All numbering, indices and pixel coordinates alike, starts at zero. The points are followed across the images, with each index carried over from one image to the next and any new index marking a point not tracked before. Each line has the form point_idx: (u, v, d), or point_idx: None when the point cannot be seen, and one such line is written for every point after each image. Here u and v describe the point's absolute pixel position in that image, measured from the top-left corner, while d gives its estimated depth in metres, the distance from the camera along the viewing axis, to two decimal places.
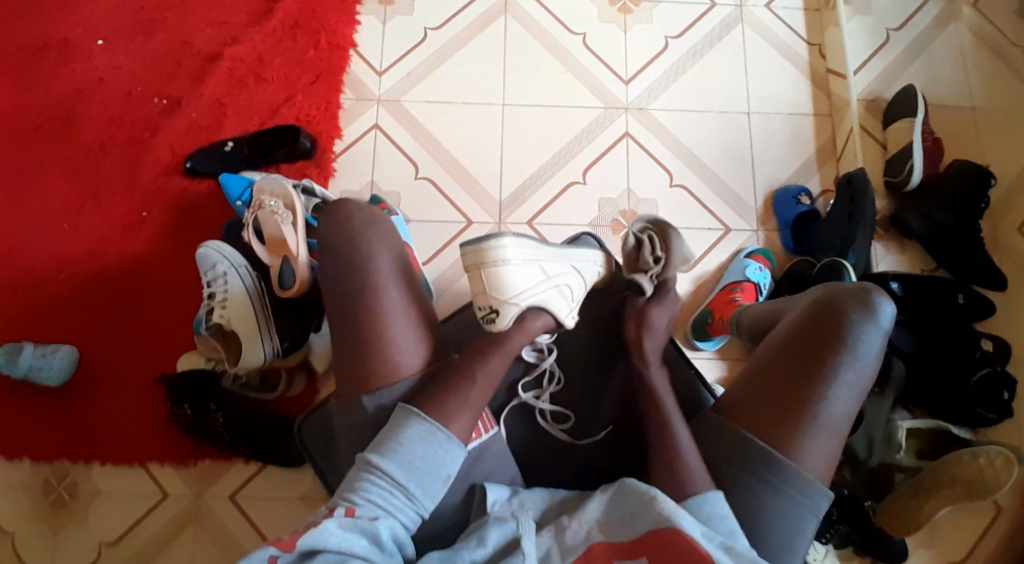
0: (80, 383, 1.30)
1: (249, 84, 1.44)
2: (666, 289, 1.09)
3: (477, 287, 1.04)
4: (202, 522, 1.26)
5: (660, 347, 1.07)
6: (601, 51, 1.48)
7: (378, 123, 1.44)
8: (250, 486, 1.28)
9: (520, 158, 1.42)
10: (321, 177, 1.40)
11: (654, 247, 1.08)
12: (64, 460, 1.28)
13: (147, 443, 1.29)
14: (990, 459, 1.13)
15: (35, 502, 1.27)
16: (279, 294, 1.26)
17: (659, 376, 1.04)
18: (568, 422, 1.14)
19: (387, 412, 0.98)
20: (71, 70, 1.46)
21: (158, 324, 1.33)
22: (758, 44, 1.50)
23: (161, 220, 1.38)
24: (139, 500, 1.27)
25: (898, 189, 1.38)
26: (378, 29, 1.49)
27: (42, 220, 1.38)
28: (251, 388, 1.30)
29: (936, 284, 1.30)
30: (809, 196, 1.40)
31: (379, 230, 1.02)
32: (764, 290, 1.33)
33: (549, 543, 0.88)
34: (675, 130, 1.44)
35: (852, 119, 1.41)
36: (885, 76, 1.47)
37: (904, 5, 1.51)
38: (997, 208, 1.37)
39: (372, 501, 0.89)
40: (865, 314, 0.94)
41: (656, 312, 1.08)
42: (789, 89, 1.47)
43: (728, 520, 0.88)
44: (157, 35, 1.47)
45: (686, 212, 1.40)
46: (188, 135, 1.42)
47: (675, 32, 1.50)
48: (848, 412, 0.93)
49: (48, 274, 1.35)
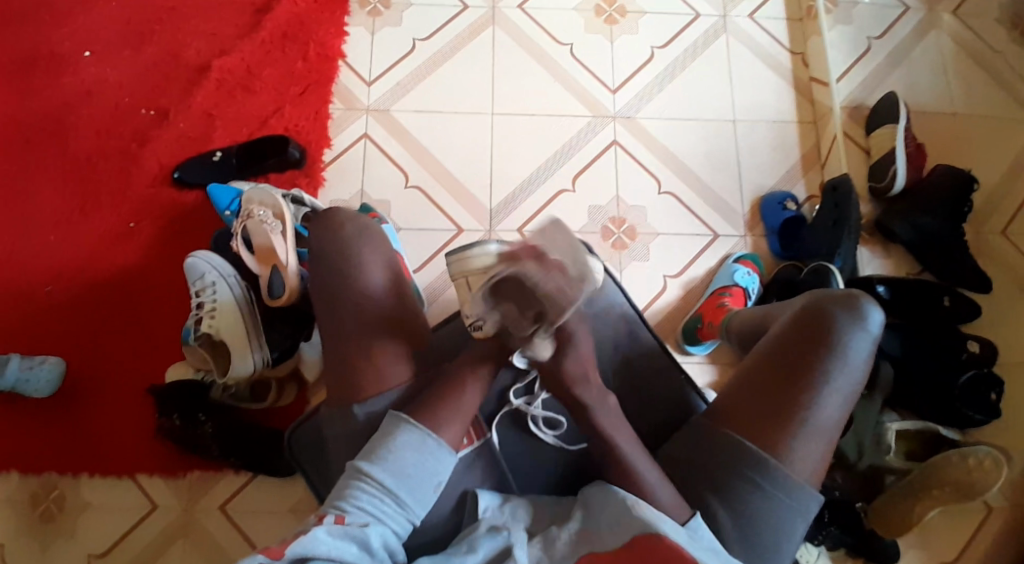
0: (67, 396, 1.29)
1: (239, 95, 1.45)
2: (565, 342, 0.96)
3: (463, 294, 1.04)
4: (191, 535, 1.25)
5: (596, 382, 0.98)
6: (588, 61, 1.50)
7: (367, 133, 1.44)
8: (240, 498, 1.27)
9: (510, 166, 1.43)
10: (311, 187, 1.40)
11: (519, 309, 0.93)
12: (52, 474, 1.26)
13: (136, 455, 1.27)
14: (979, 460, 1.15)
15: (21, 517, 1.25)
16: (268, 303, 1.26)
17: (607, 407, 0.97)
18: (561, 428, 1.13)
19: (378, 419, 0.97)
20: (61, 81, 1.45)
21: (146, 336, 1.32)
22: (743, 53, 1.52)
23: (150, 231, 1.37)
24: (127, 514, 1.25)
25: (882, 195, 1.40)
26: (367, 40, 1.50)
27: (30, 232, 1.37)
28: (241, 398, 1.29)
29: (924, 287, 1.31)
30: (794, 202, 1.41)
31: (371, 238, 1.02)
32: (753, 295, 1.34)
33: (539, 554, 0.87)
34: (662, 138, 1.46)
35: (836, 125, 1.43)
36: (866, 85, 1.50)
37: (884, 15, 1.54)
38: (980, 213, 1.40)
39: (362, 509, 0.89)
40: (853, 320, 0.95)
41: (571, 363, 0.96)
42: (774, 98, 1.49)
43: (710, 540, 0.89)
44: (147, 47, 1.47)
45: (675, 219, 1.41)
46: (177, 146, 1.42)
47: (660, 42, 1.52)
48: (838, 416, 0.94)
49: (36, 287, 1.34)
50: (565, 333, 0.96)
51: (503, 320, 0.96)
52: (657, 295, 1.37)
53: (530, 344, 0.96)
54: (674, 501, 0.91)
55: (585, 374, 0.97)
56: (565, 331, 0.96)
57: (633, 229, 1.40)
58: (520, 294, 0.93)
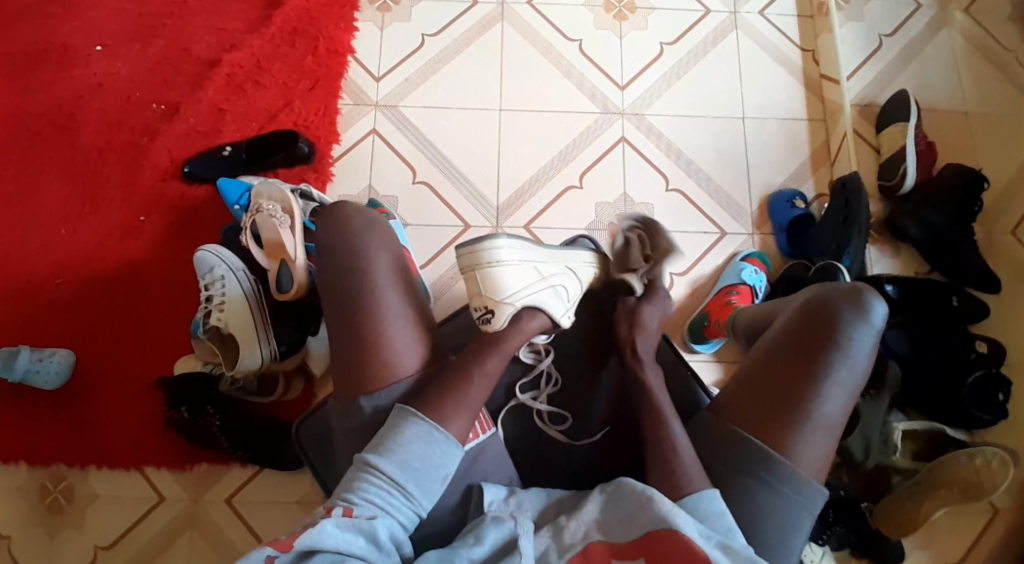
0: (77, 388, 1.30)
1: (248, 89, 1.45)
2: (655, 289, 1.13)
3: (471, 289, 1.05)
4: (198, 526, 1.26)
5: (653, 347, 1.08)
6: (597, 57, 1.50)
7: (376, 128, 1.45)
8: (247, 490, 1.28)
9: (518, 162, 1.43)
10: (319, 181, 1.40)
11: (647, 246, 1.15)
12: (61, 465, 1.28)
13: (144, 447, 1.28)
14: (986, 459, 1.14)
15: (30, 508, 1.26)
16: (279, 298, 1.26)
17: (654, 374, 1.05)
18: (567, 424, 1.13)
19: (384, 413, 0.98)
20: (72, 75, 1.46)
21: (155, 329, 1.33)
22: (753, 50, 1.51)
23: (160, 224, 1.38)
24: (135, 505, 1.27)
25: (892, 193, 1.40)
26: (376, 35, 1.50)
27: (40, 225, 1.38)
28: (248, 392, 1.30)
29: (933, 287, 1.30)
30: (804, 201, 1.41)
31: (377, 232, 1.02)
32: (760, 293, 1.34)
33: (548, 543, 0.88)
34: (670, 134, 1.46)
35: (847, 122, 1.42)
36: (876, 83, 1.49)
37: (895, 12, 1.53)
38: (990, 212, 1.39)
39: (370, 501, 0.90)
40: (857, 313, 0.95)
41: (647, 312, 1.10)
42: (783, 95, 1.49)
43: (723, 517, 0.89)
44: (157, 41, 1.48)
45: (682, 216, 1.41)
46: (186, 140, 1.43)
47: (669, 38, 1.51)
48: (842, 411, 0.94)
49: (46, 280, 1.35)
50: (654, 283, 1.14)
51: (625, 250, 1.16)
52: None
53: (623, 280, 1.16)
54: (695, 465, 0.93)
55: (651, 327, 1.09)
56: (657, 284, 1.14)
57: None
58: (654, 238, 1.15)
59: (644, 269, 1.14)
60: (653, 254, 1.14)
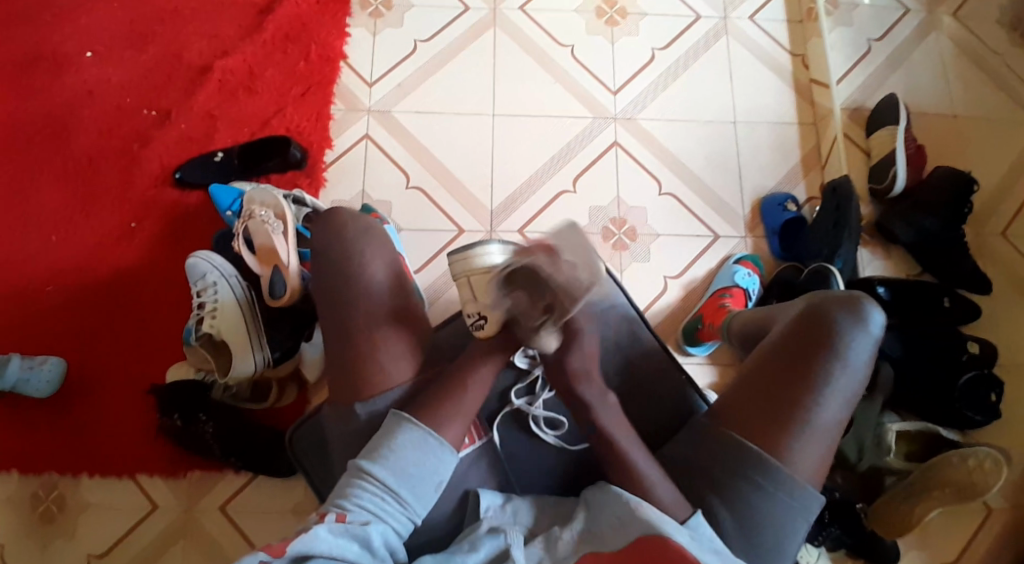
0: (68, 396, 1.29)
1: (241, 96, 1.45)
2: (572, 335, 0.97)
3: (464, 294, 1.04)
4: (192, 535, 1.25)
5: (598, 386, 0.98)
6: (589, 62, 1.50)
7: (369, 133, 1.45)
8: (241, 499, 1.27)
9: (511, 167, 1.43)
10: (312, 187, 1.40)
11: (534, 299, 0.95)
12: (52, 474, 1.26)
13: (136, 455, 1.27)
14: (979, 461, 1.15)
15: (21, 517, 1.25)
16: (269, 303, 1.27)
17: (608, 413, 0.97)
18: (562, 428, 1.13)
19: (379, 419, 0.97)
20: (64, 81, 1.46)
21: (147, 337, 1.32)
22: (744, 55, 1.52)
23: (152, 231, 1.38)
24: (127, 514, 1.25)
25: (882, 196, 1.41)
26: (369, 41, 1.51)
27: (31, 233, 1.37)
28: (241, 399, 1.29)
29: (924, 289, 1.32)
30: (795, 204, 1.42)
31: (374, 238, 1.02)
32: (753, 296, 1.34)
33: (540, 554, 0.88)
34: (662, 139, 1.46)
35: (836, 127, 1.43)
36: (866, 87, 1.50)
37: (884, 17, 1.54)
38: (980, 215, 1.40)
39: (363, 507, 0.89)
40: (854, 321, 0.96)
41: (575, 358, 0.97)
42: (774, 99, 1.49)
43: (712, 540, 0.89)
44: (148, 48, 1.48)
45: (675, 220, 1.42)
46: (178, 147, 1.42)
47: (661, 43, 1.52)
48: (839, 417, 0.94)
49: (37, 287, 1.34)
50: (573, 325, 0.97)
51: (519, 307, 0.96)
52: (657, 296, 1.37)
53: (536, 337, 0.97)
54: (676, 498, 0.92)
55: (590, 368, 0.98)
56: (574, 325, 0.97)
57: (633, 230, 1.40)
58: (536, 285, 0.94)
59: (548, 319, 0.95)
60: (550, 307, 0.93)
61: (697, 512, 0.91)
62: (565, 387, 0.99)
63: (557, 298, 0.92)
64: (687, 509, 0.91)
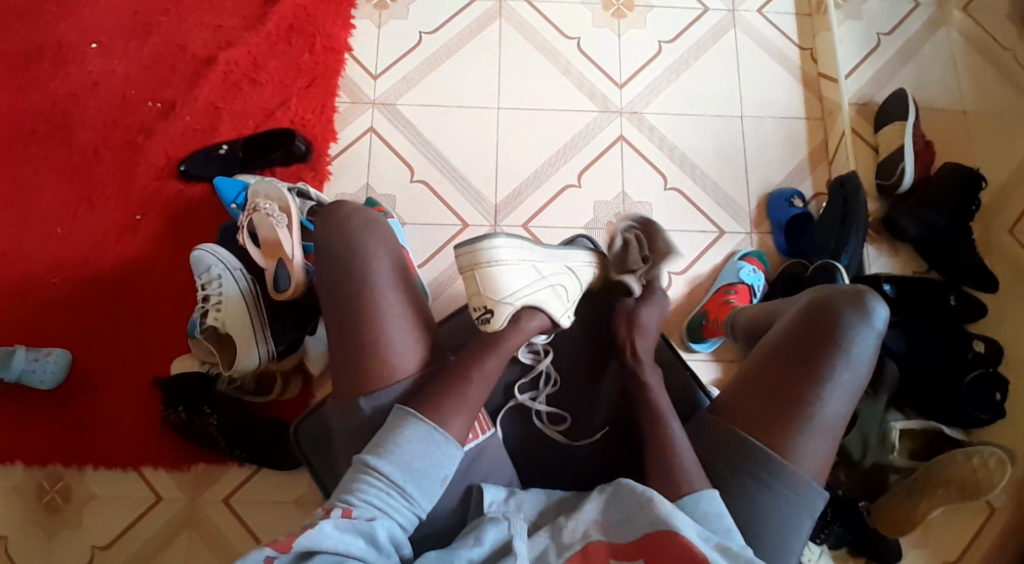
0: (73, 388, 1.30)
1: (245, 87, 1.45)
2: (653, 290, 1.11)
3: (471, 288, 1.05)
4: (197, 526, 1.25)
5: (651, 347, 1.07)
6: (595, 55, 1.49)
7: (373, 126, 1.44)
8: (246, 490, 1.27)
9: (516, 161, 1.42)
10: (316, 180, 1.40)
11: (643, 246, 1.14)
12: (58, 465, 1.27)
13: (142, 447, 1.28)
14: (984, 460, 1.15)
15: (27, 508, 1.26)
16: (275, 297, 1.25)
17: (652, 375, 1.05)
18: (567, 423, 1.14)
19: (384, 413, 0.97)
20: (67, 72, 1.45)
21: (152, 329, 1.33)
22: (751, 48, 1.51)
23: (156, 223, 1.38)
24: (132, 505, 1.26)
25: (891, 191, 1.39)
26: (373, 33, 1.50)
27: (35, 224, 1.37)
28: (246, 392, 1.29)
29: (930, 286, 1.31)
30: (801, 200, 1.41)
31: (377, 231, 1.02)
32: (758, 292, 1.33)
33: (546, 542, 0.88)
34: (668, 134, 1.45)
35: (844, 123, 1.42)
36: (875, 82, 1.49)
37: (894, 11, 1.52)
38: (987, 210, 1.39)
39: (369, 502, 0.89)
40: (859, 316, 0.95)
41: (646, 312, 1.09)
42: (781, 93, 1.48)
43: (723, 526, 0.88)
44: (152, 39, 1.47)
45: (680, 215, 1.41)
46: (183, 138, 1.42)
47: (668, 37, 1.51)
48: (843, 412, 0.94)
49: (42, 279, 1.34)
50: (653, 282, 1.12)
51: (622, 250, 1.15)
52: (662, 291, 1.37)
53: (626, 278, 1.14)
54: (695, 467, 0.92)
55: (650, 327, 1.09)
56: (658, 286, 1.12)
57: None
58: (653, 236, 1.14)
59: (641, 270, 1.13)
60: (649, 255, 1.13)
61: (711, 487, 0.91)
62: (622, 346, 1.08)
63: (660, 252, 1.12)
64: (704, 481, 0.91)
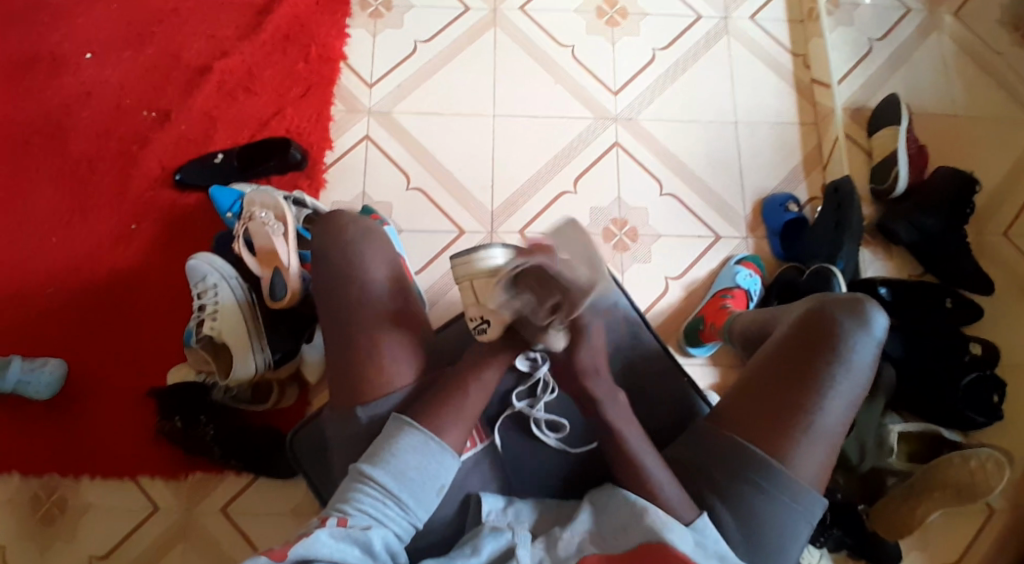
0: (68, 398, 1.29)
1: (239, 97, 1.45)
2: (580, 336, 0.92)
3: (467, 297, 1.01)
4: (193, 537, 1.25)
5: (609, 381, 0.95)
6: (589, 62, 1.50)
7: (369, 135, 1.44)
8: (242, 500, 1.26)
9: (511, 168, 1.43)
10: (312, 189, 1.40)
11: (543, 298, 0.89)
12: (52, 476, 1.26)
13: (137, 457, 1.27)
14: (981, 462, 1.15)
15: (22, 519, 1.25)
16: (271, 306, 1.26)
17: (615, 406, 0.95)
18: (563, 431, 1.14)
19: (380, 422, 0.97)
20: (62, 82, 1.45)
21: (148, 338, 1.32)
22: (745, 55, 1.52)
23: (152, 232, 1.37)
24: (128, 516, 1.25)
25: (883, 196, 1.40)
26: (368, 42, 1.50)
27: (30, 234, 1.37)
28: (241, 401, 1.28)
29: (925, 289, 1.32)
30: (796, 204, 1.41)
31: (374, 240, 1.02)
32: (754, 297, 1.34)
33: (541, 554, 0.88)
34: (663, 140, 1.46)
35: (838, 128, 1.43)
36: (868, 86, 1.50)
37: (885, 17, 1.54)
38: (981, 214, 1.40)
39: (364, 512, 0.89)
40: (857, 324, 0.95)
41: (586, 354, 0.93)
42: (775, 99, 1.49)
43: (718, 543, 0.89)
44: (147, 49, 1.47)
45: (676, 220, 1.41)
46: (178, 148, 1.42)
47: (662, 44, 1.52)
48: (842, 419, 0.94)
49: (37, 288, 1.34)
50: (580, 326, 0.92)
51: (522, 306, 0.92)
52: (659, 296, 1.37)
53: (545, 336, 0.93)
54: (682, 498, 0.91)
55: (597, 366, 0.94)
56: (581, 323, 0.92)
57: (634, 230, 1.40)
58: (547, 282, 0.88)
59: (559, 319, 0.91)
60: (559, 307, 0.89)
61: (703, 515, 0.91)
62: (576, 387, 0.96)
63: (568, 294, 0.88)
64: (694, 512, 0.91)
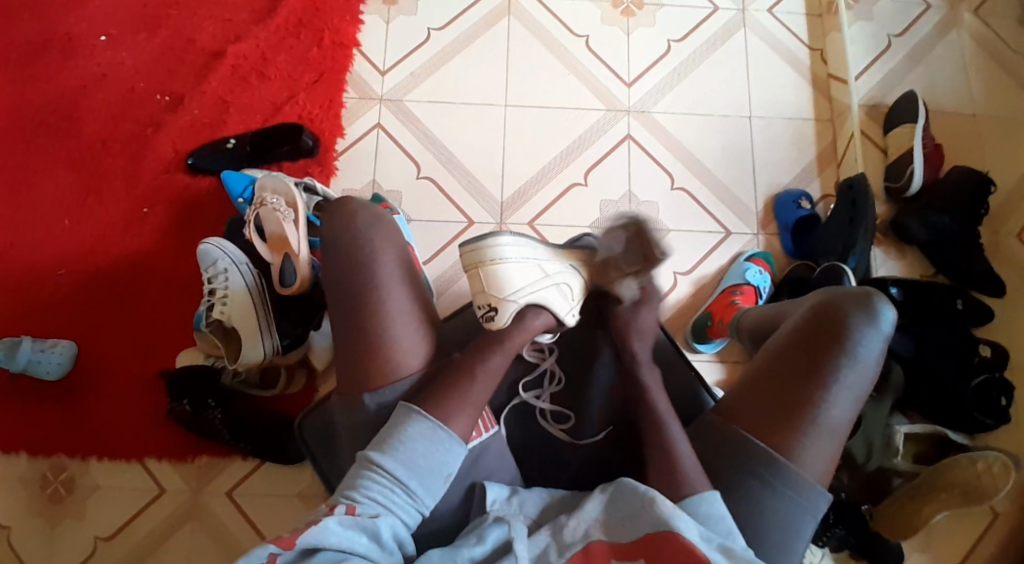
0: (78, 379, 1.30)
1: (251, 82, 1.45)
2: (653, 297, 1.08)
3: (475, 286, 1.06)
4: (199, 518, 1.26)
5: (649, 349, 1.07)
6: (604, 53, 1.49)
7: (380, 122, 1.44)
8: (249, 483, 1.28)
9: (521, 158, 1.42)
10: (323, 175, 1.40)
11: (637, 249, 1.05)
12: (62, 456, 1.28)
13: (146, 439, 1.29)
14: (988, 464, 1.14)
15: (32, 499, 1.26)
16: (280, 292, 1.27)
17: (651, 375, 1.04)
18: (569, 422, 1.14)
19: (389, 410, 0.98)
20: (76, 64, 1.46)
21: (158, 322, 1.33)
22: (761, 48, 1.50)
23: (163, 216, 1.38)
24: (136, 498, 1.27)
25: (898, 195, 1.39)
26: (382, 28, 1.50)
27: (42, 216, 1.38)
28: (250, 384, 1.30)
29: (935, 289, 1.31)
30: (809, 201, 1.40)
31: (382, 227, 1.02)
32: (764, 294, 1.33)
33: (547, 540, 0.88)
34: (676, 132, 1.45)
35: (853, 124, 1.41)
36: (885, 83, 1.48)
37: (906, 12, 1.51)
38: (996, 215, 1.38)
39: (372, 499, 0.89)
40: (866, 318, 0.95)
41: (643, 316, 1.07)
42: (790, 94, 1.48)
43: (728, 528, 0.88)
44: (161, 32, 1.47)
45: (687, 214, 1.41)
46: (190, 132, 1.42)
47: (678, 35, 1.50)
48: (848, 414, 0.93)
49: (49, 271, 1.35)
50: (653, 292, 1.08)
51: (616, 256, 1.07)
52: (667, 291, 1.37)
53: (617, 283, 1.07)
54: (696, 468, 0.92)
55: (647, 331, 1.07)
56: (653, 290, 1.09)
57: None
58: (643, 240, 1.04)
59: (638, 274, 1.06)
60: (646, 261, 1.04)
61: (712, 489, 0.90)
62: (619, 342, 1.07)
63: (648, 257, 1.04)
64: (706, 483, 0.91)
